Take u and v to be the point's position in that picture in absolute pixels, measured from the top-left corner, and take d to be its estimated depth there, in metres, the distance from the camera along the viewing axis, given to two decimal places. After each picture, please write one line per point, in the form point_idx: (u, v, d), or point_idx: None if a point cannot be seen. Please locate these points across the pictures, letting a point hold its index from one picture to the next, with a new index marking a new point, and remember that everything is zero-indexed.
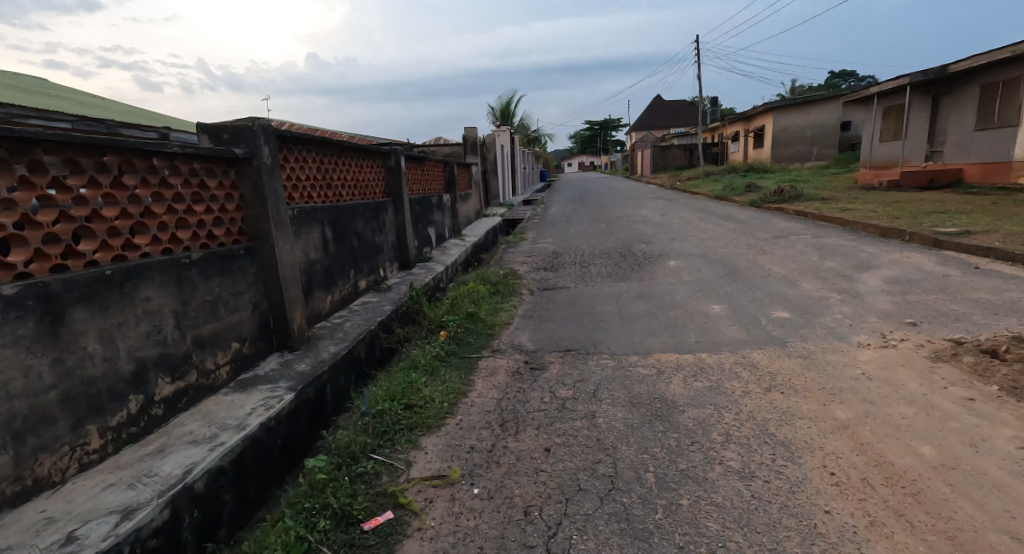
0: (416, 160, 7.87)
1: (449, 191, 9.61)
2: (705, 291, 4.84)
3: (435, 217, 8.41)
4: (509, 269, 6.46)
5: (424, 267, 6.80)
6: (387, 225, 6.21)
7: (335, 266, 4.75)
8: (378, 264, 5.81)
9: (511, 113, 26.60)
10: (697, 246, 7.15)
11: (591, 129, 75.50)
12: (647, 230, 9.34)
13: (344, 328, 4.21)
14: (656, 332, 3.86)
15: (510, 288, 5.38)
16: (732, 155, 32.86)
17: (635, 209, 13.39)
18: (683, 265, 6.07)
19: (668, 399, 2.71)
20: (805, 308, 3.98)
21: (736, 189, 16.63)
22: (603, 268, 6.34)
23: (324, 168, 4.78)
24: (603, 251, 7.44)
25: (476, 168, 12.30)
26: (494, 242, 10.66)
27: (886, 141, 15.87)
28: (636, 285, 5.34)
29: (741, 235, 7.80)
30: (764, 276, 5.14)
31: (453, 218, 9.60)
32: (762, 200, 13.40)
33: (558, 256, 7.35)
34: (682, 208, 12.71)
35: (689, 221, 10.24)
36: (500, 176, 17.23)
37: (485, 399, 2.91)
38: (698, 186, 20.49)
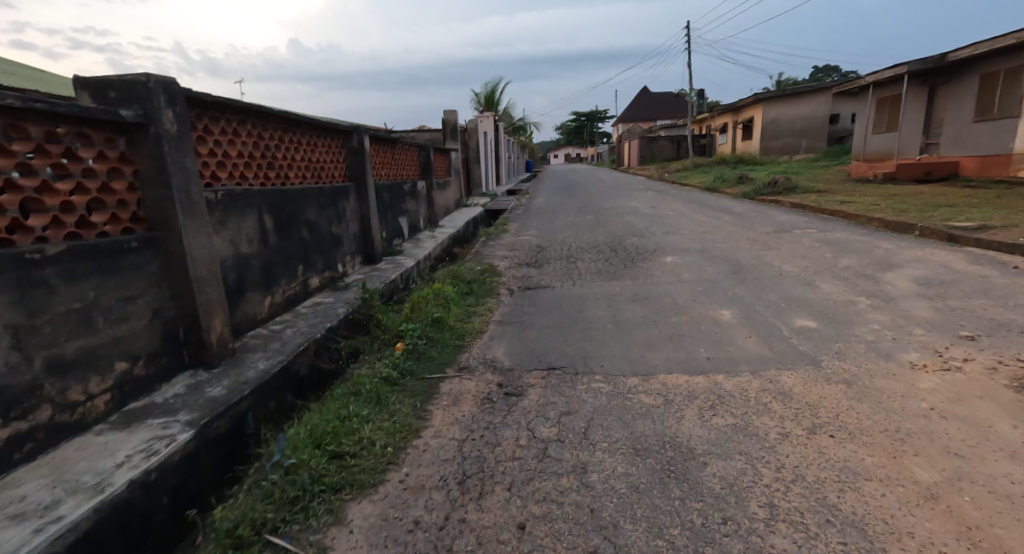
0: (385, 143, 7.09)
1: (425, 178, 8.84)
2: (710, 292, 4.21)
3: (407, 206, 7.66)
4: (487, 265, 5.76)
5: (392, 262, 6.07)
6: (348, 214, 5.45)
7: (277, 262, 4.00)
8: (335, 258, 5.07)
9: (496, 100, 25.79)
10: (694, 240, 6.52)
11: (578, 120, 74.73)
12: (639, 222, 8.70)
13: (283, 338, 3.49)
14: (657, 344, 3.21)
15: (486, 287, 4.69)
16: (720, 148, 32.43)
17: (624, 200, 12.75)
18: (681, 261, 5.43)
19: (682, 445, 2.05)
20: (832, 315, 3.37)
21: (728, 181, 16.10)
22: (592, 265, 5.68)
23: (262, 145, 4.01)
24: (591, 245, 6.77)
25: (456, 154, 11.52)
26: (474, 235, 9.94)
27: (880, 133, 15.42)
28: (630, 285, 4.69)
29: (740, 228, 7.19)
30: (775, 275, 4.52)
31: (428, 209, 8.84)
32: (755, 192, 12.87)
33: (542, 251, 6.66)
34: (673, 200, 12.10)
35: (682, 213, 9.62)
36: (483, 164, 16.46)
37: (441, 443, 2.21)
38: (688, 178, 19.94)
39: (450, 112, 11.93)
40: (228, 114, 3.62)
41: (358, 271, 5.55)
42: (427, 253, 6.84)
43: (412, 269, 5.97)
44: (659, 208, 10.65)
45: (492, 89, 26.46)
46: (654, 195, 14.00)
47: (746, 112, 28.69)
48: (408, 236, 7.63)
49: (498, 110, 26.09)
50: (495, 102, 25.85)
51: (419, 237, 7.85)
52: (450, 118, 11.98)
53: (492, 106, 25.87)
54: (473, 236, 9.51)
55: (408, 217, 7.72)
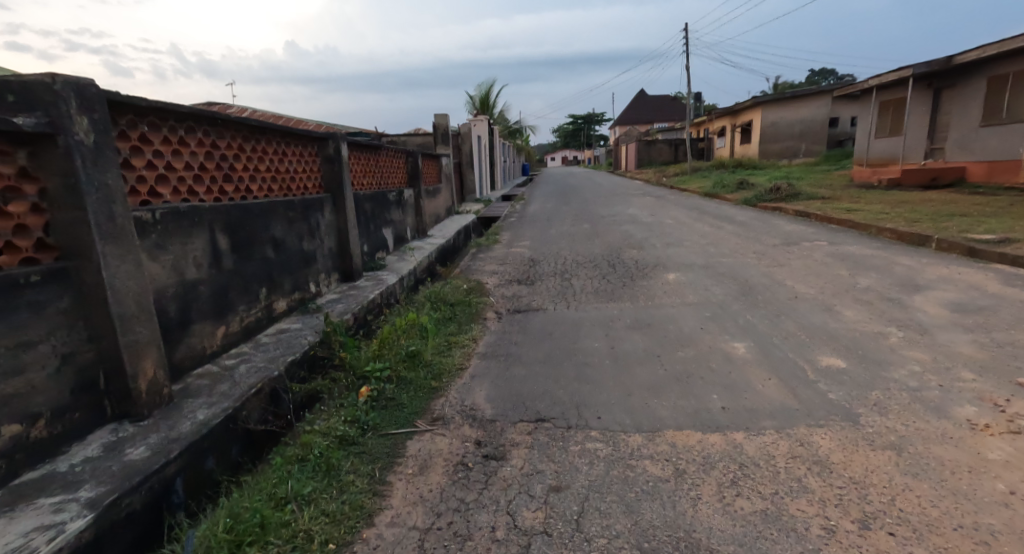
0: (367, 149, 6.65)
1: (412, 186, 8.41)
2: (718, 318, 3.80)
3: (392, 216, 7.22)
4: (475, 283, 5.34)
5: (373, 278, 5.64)
6: (322, 229, 5.02)
7: (234, 286, 3.56)
8: (306, 277, 4.63)
9: (491, 102, 25.46)
10: (698, 254, 6.11)
11: (575, 123, 74.51)
12: (638, 232, 8.28)
13: (234, 377, 3.06)
14: (661, 387, 2.80)
15: (472, 311, 4.27)
16: (719, 151, 32.14)
17: (622, 207, 12.35)
18: (684, 279, 5.02)
19: (701, 545, 1.62)
20: (860, 351, 2.95)
21: (728, 186, 15.72)
22: (588, 282, 5.26)
23: (216, 155, 3.57)
24: (588, 259, 6.35)
25: (447, 160, 11.09)
26: (465, 244, 9.52)
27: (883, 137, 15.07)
28: (630, 309, 4.28)
29: (746, 240, 6.79)
30: (789, 297, 4.11)
31: (416, 218, 8.40)
32: (757, 199, 12.49)
33: (536, 266, 6.23)
34: (673, 207, 11.70)
35: (683, 221, 9.22)
36: (477, 169, 16.05)
37: (397, 535, 1.77)
38: (686, 182, 19.56)
39: (441, 116, 11.51)
40: (171, 120, 3.18)
41: (334, 290, 5.12)
42: (412, 267, 6.41)
43: (394, 286, 5.54)
44: (658, 216, 10.24)
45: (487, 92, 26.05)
46: (652, 201, 13.60)
47: (744, 115, 28.38)
48: (393, 248, 7.19)
49: (493, 113, 25.74)
50: (490, 105, 25.45)
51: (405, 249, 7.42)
52: (441, 122, 11.56)
53: (487, 109, 25.47)
54: (464, 246, 9.08)
55: (393, 227, 7.29)
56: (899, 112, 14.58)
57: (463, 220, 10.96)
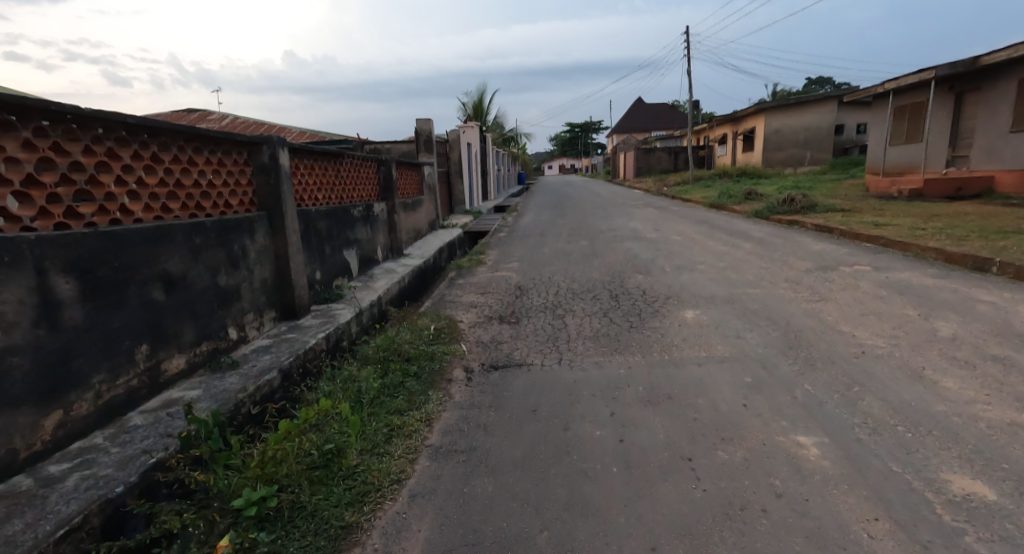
0: (326, 157, 5.64)
1: (384, 199, 7.40)
2: (763, 387, 2.79)
3: (356, 235, 6.21)
4: (446, 324, 4.34)
5: (322, 315, 4.62)
6: (249, 257, 4.00)
7: (89, 347, 2.53)
8: (222, 321, 3.60)
9: (484, 109, 24.63)
10: (716, 282, 5.12)
11: (572, 132, 73.95)
12: (642, 252, 7.30)
13: (51, 498, 2.01)
14: (703, 529, 1.77)
15: (433, 372, 3.27)
16: (720, 159, 31.33)
17: (622, 220, 11.40)
18: (705, 319, 4.02)
19: None
20: (1002, 464, 1.93)
21: (734, 197, 14.78)
22: (586, 321, 4.25)
23: (59, 163, 2.57)
24: (585, 287, 5.35)
25: (429, 169, 10.11)
26: (447, 263, 8.50)
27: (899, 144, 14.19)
28: (640, 367, 3.27)
29: (769, 263, 5.82)
30: (851, 352, 3.11)
31: (388, 236, 7.39)
32: (768, 211, 11.54)
33: (522, 296, 5.22)
34: (678, 220, 10.75)
35: (692, 237, 8.25)
36: (467, 179, 15.14)
37: None
38: (689, 192, 18.65)
39: (423, 120, 10.55)
40: None
41: (266, 333, 4.08)
42: (375, 298, 5.38)
43: (346, 324, 4.51)
44: (664, 231, 9.28)
45: (481, 98, 25.22)
46: (655, 213, 12.68)
47: (746, 123, 27.62)
48: (356, 273, 6.18)
49: (486, 120, 24.92)
50: (483, 112, 24.63)
51: (373, 274, 6.40)
52: (424, 127, 10.59)
53: (480, 115, 24.68)
54: (445, 266, 8.06)
55: (357, 248, 6.28)
56: (916, 118, 13.70)
57: (446, 235, 9.96)
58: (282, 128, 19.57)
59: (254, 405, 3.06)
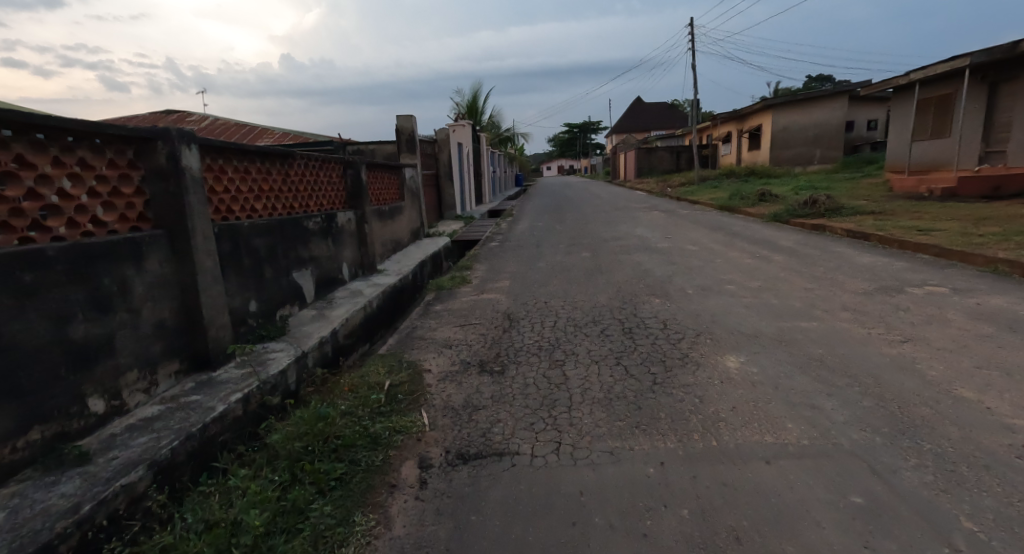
0: (268, 158, 4.56)
1: (350, 208, 6.33)
2: (889, 520, 1.72)
3: (312, 252, 5.16)
4: (408, 379, 3.29)
5: (248, 364, 3.54)
6: (133, 293, 2.91)
7: None
8: (75, 391, 2.50)
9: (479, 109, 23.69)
10: (756, 312, 4.09)
11: (571, 132, 73.12)
12: (655, 265, 6.27)
13: None
14: None
15: (370, 478, 2.21)
16: (724, 159, 30.36)
17: (627, 226, 10.38)
18: (757, 374, 2.95)
19: None
20: None
21: (746, 199, 13.77)
22: (593, 374, 3.20)
23: None
24: (589, 317, 4.30)
25: (411, 171, 9.06)
26: (428, 280, 7.45)
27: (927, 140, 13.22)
28: (677, 463, 2.19)
29: (814, 284, 4.79)
30: (1002, 444, 2.04)
31: (356, 251, 6.32)
32: (788, 214, 10.53)
33: (510, 331, 4.17)
34: (689, 226, 9.74)
35: (710, 247, 7.22)
36: (459, 181, 14.15)
37: None
38: (695, 194, 17.63)
39: (404, 117, 9.49)
40: None
41: (159, 397, 2.98)
42: (326, 333, 4.30)
43: (277, 375, 3.43)
44: (675, 239, 8.26)
45: (475, 97, 24.27)
46: (662, 218, 11.68)
47: (752, 121, 26.68)
48: (311, 298, 5.09)
49: (481, 120, 23.97)
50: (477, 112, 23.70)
51: (333, 298, 5.33)
52: (405, 125, 9.54)
53: (475, 115, 23.75)
54: (425, 283, 7.01)
55: (313, 267, 5.21)
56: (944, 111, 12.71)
57: (430, 245, 8.91)
58: (265, 129, 18.60)
59: (87, 539, 1.98)
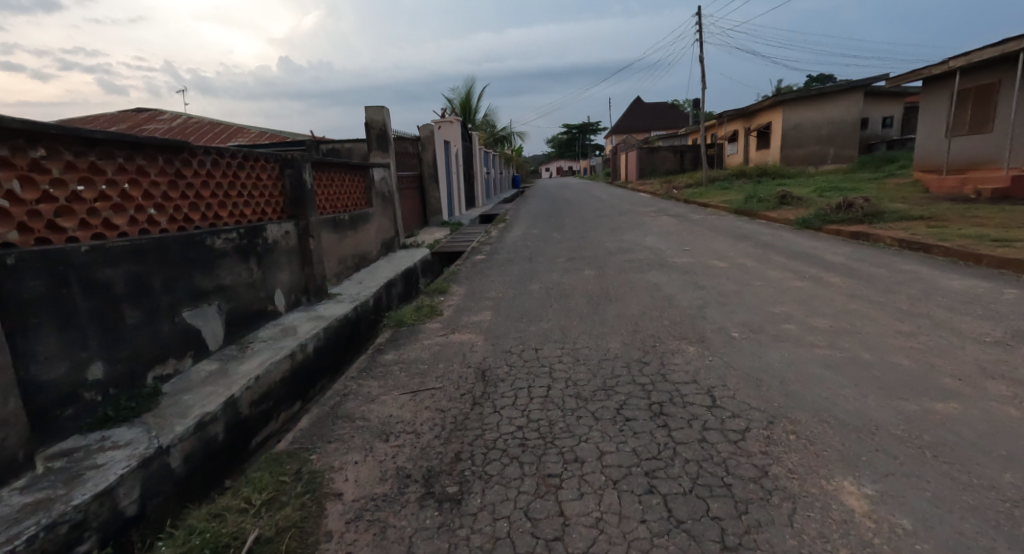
0: (138, 151, 3.24)
1: (286, 219, 4.98)
2: None
3: (220, 280, 3.81)
4: (298, 521, 1.95)
5: (51, 480, 2.19)
6: None
7: None
8: None
9: (473, 106, 22.52)
10: (846, 376, 2.75)
11: (570, 133, 72.11)
12: (676, 289, 4.96)
13: None
14: None
15: None
16: (729, 159, 29.18)
17: (634, 234, 9.13)
18: (918, 541, 1.59)
19: None
20: None
21: (764, 201, 12.52)
22: (608, 518, 1.86)
23: None
24: (597, 386, 2.97)
25: (380, 172, 7.73)
26: (394, 307, 6.12)
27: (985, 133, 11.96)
28: None
29: (908, 324, 3.48)
30: None
31: (294, 274, 4.96)
32: (820, 219, 9.26)
33: (482, 408, 2.82)
34: (707, 234, 8.47)
35: (740, 264, 5.95)
36: (446, 184, 12.95)
37: None
38: (705, 196, 16.41)
39: (372, 108, 8.15)
40: None
41: None
42: (214, 405, 2.93)
43: (87, 505, 2.07)
44: (693, 251, 7.00)
45: (468, 95, 23.08)
46: (672, 224, 10.48)
47: (760, 119, 25.57)
48: (217, 343, 3.73)
49: (475, 119, 22.83)
50: (471, 110, 22.53)
51: (251, 341, 3.97)
52: (375, 118, 8.21)
53: (468, 114, 22.57)
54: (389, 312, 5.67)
55: (223, 300, 3.86)
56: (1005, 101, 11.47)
57: (403, 260, 7.57)
58: (240, 129, 17.40)
59: None
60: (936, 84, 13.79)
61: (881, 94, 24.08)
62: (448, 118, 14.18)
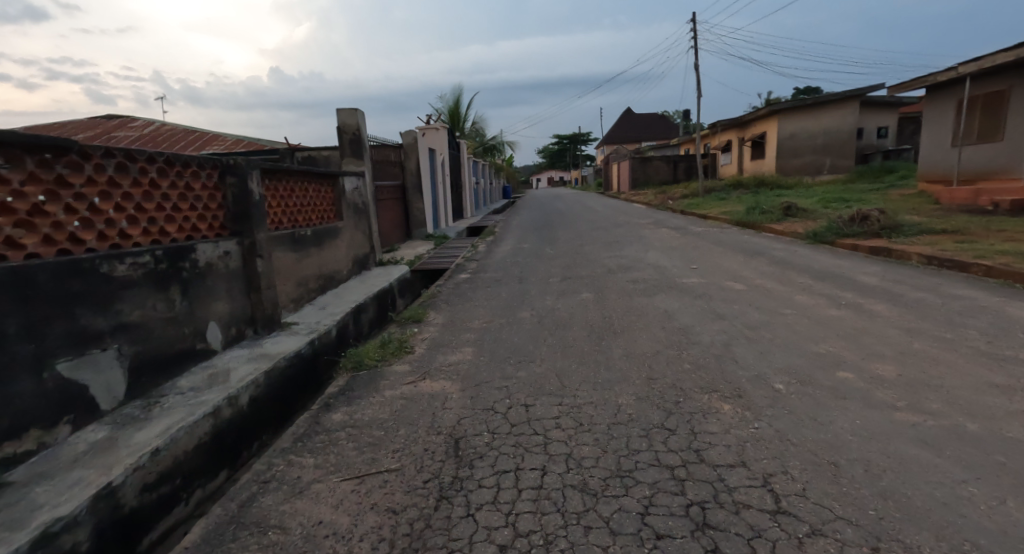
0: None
1: (227, 236, 4.16)
2: None
3: (120, 317, 2.98)
4: None
5: None
6: None
7: None
8: None
9: (462, 115, 21.94)
10: (956, 463, 1.98)
11: (562, 144, 72.02)
12: (692, 320, 4.21)
13: None
14: None
15: None
16: (723, 169, 28.84)
17: (633, 249, 8.44)
18: None
19: None
20: None
21: (767, 213, 11.93)
22: None
23: None
24: (609, 471, 2.17)
25: (352, 181, 6.94)
26: (361, 337, 5.30)
27: (997, 142, 11.46)
28: None
29: (999, 374, 2.74)
30: None
31: (237, 302, 4.14)
32: (834, 232, 8.64)
33: (449, 508, 2.02)
34: (714, 249, 7.79)
35: (759, 286, 5.25)
36: (430, 194, 12.23)
37: None
38: (703, 207, 15.85)
39: (345, 111, 7.38)
40: None
41: None
42: (79, 500, 2.11)
43: None
44: (702, 270, 6.29)
45: (457, 103, 22.43)
46: (673, 237, 9.82)
47: (755, 128, 25.23)
48: (117, 399, 2.90)
49: (464, 127, 22.22)
50: (459, 118, 21.91)
51: (167, 392, 3.14)
52: (347, 122, 7.45)
53: (457, 122, 21.92)
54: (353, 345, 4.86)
55: (127, 343, 3.02)
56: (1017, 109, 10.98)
57: (376, 280, 6.76)
58: (216, 137, 16.56)
59: None
60: (942, 93, 13.32)
61: (876, 104, 23.82)
62: (434, 125, 13.46)
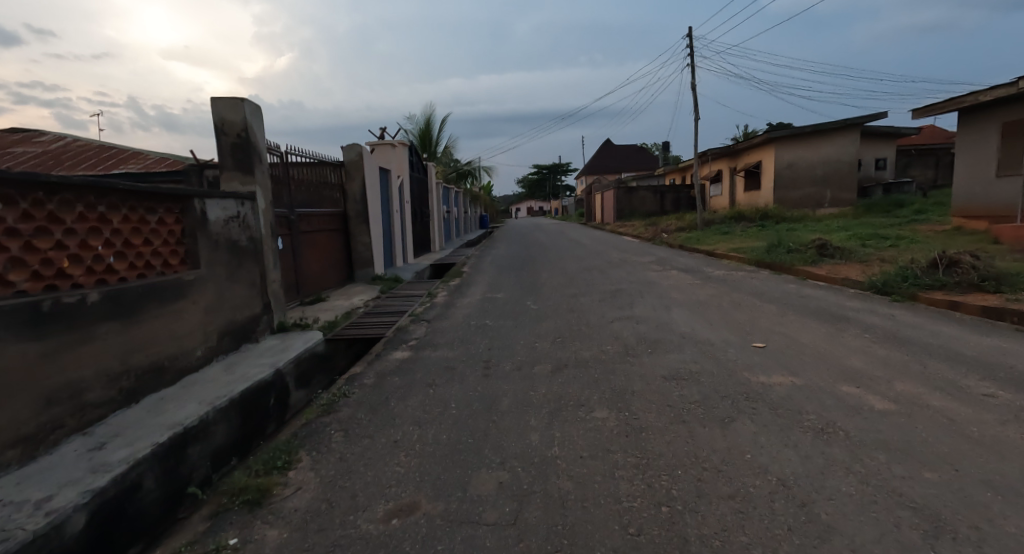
0: None
1: None
2: None
3: None
4: None
5: None
6: None
7: None
8: None
9: (433, 137, 19.88)
10: None
11: (542, 174, 71.14)
12: (875, 535, 1.80)
13: None
14: None
15: None
16: (714, 201, 27.23)
17: (647, 306, 6.13)
18: None
19: None
20: None
21: (797, 253, 9.84)
22: None
23: None
24: None
25: (221, 207, 4.44)
26: (161, 512, 2.71)
27: None
28: None
29: None
30: None
31: None
32: (913, 282, 6.48)
33: None
34: (766, 310, 5.54)
35: (914, 400, 2.93)
36: (379, 224, 9.83)
37: None
38: (707, 244, 13.79)
39: (223, 103, 4.90)
40: None
41: None
42: None
43: None
44: (774, 354, 3.99)
45: (428, 125, 20.35)
46: (693, 284, 7.59)
47: (748, 158, 23.73)
48: None
49: (436, 151, 20.14)
50: (430, 141, 19.84)
51: None
52: (229, 118, 4.97)
53: (428, 145, 19.79)
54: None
55: None
56: None
57: (252, 366, 4.21)
58: (136, 154, 13.97)
59: None
60: (981, 116, 11.65)
61: (874, 134, 22.58)
62: (391, 142, 11.14)
